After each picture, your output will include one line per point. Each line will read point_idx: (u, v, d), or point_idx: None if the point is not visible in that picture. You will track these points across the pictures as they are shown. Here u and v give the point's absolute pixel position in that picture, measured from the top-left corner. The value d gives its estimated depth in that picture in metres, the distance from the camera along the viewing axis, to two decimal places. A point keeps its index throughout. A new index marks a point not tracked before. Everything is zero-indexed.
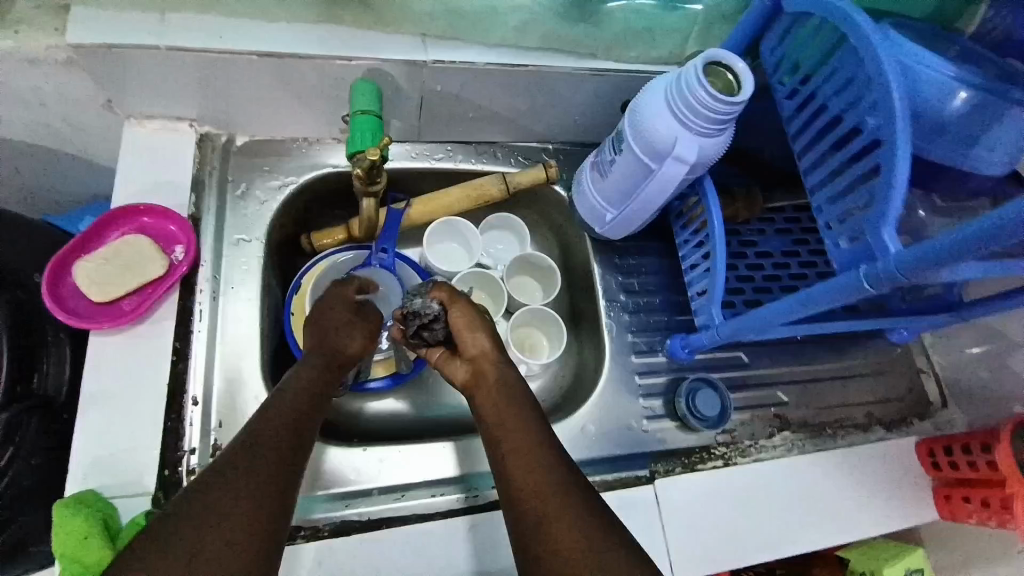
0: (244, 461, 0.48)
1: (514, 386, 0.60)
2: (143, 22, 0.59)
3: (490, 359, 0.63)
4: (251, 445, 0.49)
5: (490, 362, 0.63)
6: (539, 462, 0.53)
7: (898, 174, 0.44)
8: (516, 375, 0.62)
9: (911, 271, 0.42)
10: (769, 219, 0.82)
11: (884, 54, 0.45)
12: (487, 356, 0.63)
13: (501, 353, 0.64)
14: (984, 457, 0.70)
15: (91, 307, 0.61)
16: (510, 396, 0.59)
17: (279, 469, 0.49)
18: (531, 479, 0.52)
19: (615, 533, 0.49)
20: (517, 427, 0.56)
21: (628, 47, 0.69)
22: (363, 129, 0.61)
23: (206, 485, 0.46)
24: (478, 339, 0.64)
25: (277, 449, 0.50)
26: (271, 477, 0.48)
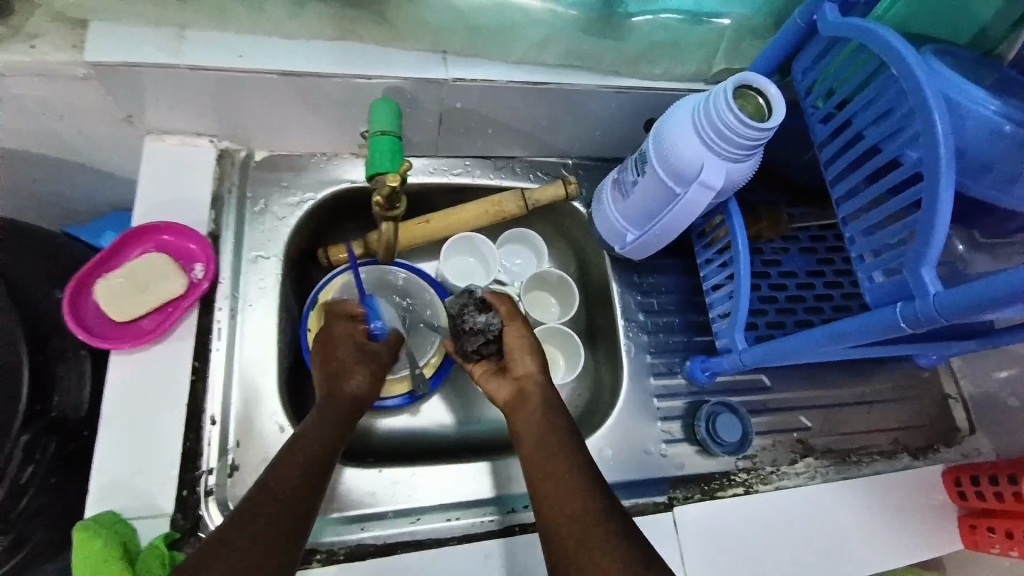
0: (279, 480, 0.51)
1: (557, 407, 0.60)
2: (162, 39, 0.59)
3: (540, 378, 0.63)
4: (285, 457, 0.53)
5: (540, 379, 0.63)
6: (574, 484, 0.53)
7: (941, 211, 0.42)
8: (558, 398, 0.62)
9: (952, 315, 0.41)
10: (793, 237, 0.79)
11: (928, 83, 0.44)
12: (535, 375, 0.63)
13: (547, 376, 0.63)
14: (1010, 489, 0.67)
15: (112, 327, 0.61)
16: (551, 418, 0.59)
17: (294, 503, 0.50)
18: (568, 496, 0.52)
19: (651, 556, 0.48)
20: (560, 446, 0.57)
21: (653, 64, 0.67)
22: (382, 151, 0.59)
23: (241, 518, 0.48)
24: (526, 360, 0.63)
25: (297, 484, 0.51)
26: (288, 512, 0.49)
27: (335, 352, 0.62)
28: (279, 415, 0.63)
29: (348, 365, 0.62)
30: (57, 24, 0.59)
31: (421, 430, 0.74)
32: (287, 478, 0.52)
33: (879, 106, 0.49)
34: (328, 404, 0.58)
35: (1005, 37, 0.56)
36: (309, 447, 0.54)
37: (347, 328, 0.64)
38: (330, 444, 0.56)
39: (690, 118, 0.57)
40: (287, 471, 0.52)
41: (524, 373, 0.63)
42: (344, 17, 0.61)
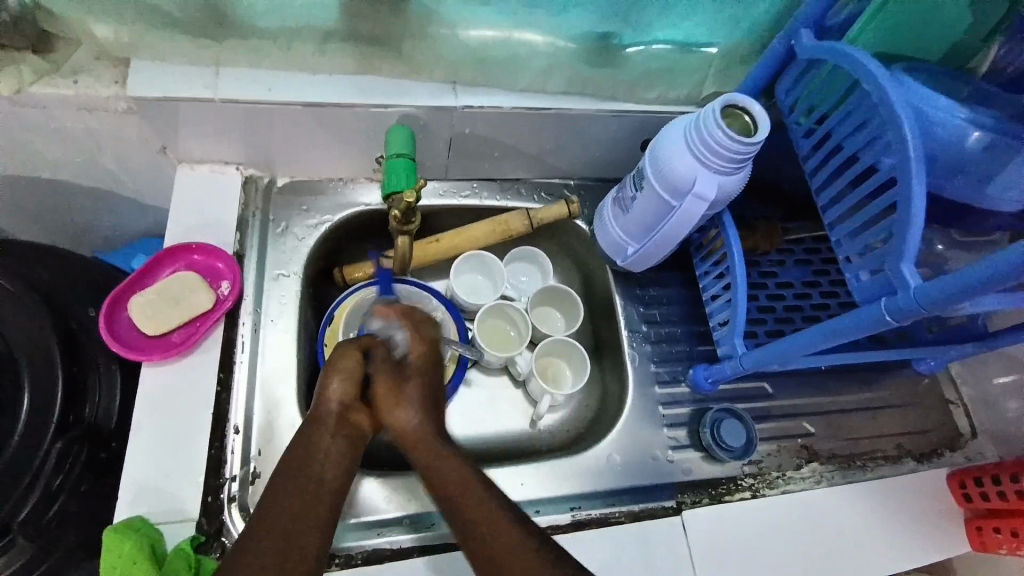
0: (287, 498, 0.50)
1: (447, 455, 0.55)
2: (198, 76, 0.64)
3: (425, 424, 0.57)
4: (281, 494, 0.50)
5: (424, 424, 0.57)
6: (489, 533, 0.49)
7: (915, 211, 0.46)
8: (447, 442, 0.56)
9: (932, 304, 0.44)
10: (789, 249, 0.82)
11: (896, 96, 0.48)
12: (421, 421, 0.57)
13: (427, 420, 0.57)
14: (1013, 487, 0.69)
15: (143, 340, 0.65)
16: (444, 469, 0.54)
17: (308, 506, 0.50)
18: (489, 540, 0.49)
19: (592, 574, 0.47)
20: (464, 493, 0.52)
21: (648, 89, 0.72)
22: (398, 172, 0.64)
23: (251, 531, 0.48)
24: (399, 416, 0.57)
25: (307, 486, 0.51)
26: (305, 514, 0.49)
27: (326, 383, 0.56)
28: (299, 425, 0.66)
29: (344, 396, 0.56)
30: (101, 61, 0.65)
31: None
32: (284, 518, 0.49)
33: (855, 119, 0.53)
34: (326, 442, 0.53)
35: (976, 53, 0.60)
36: (309, 485, 0.51)
37: (341, 353, 0.57)
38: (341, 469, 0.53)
39: (683, 135, 0.62)
40: (283, 506, 0.49)
41: (403, 424, 0.57)
42: (363, 53, 0.67)
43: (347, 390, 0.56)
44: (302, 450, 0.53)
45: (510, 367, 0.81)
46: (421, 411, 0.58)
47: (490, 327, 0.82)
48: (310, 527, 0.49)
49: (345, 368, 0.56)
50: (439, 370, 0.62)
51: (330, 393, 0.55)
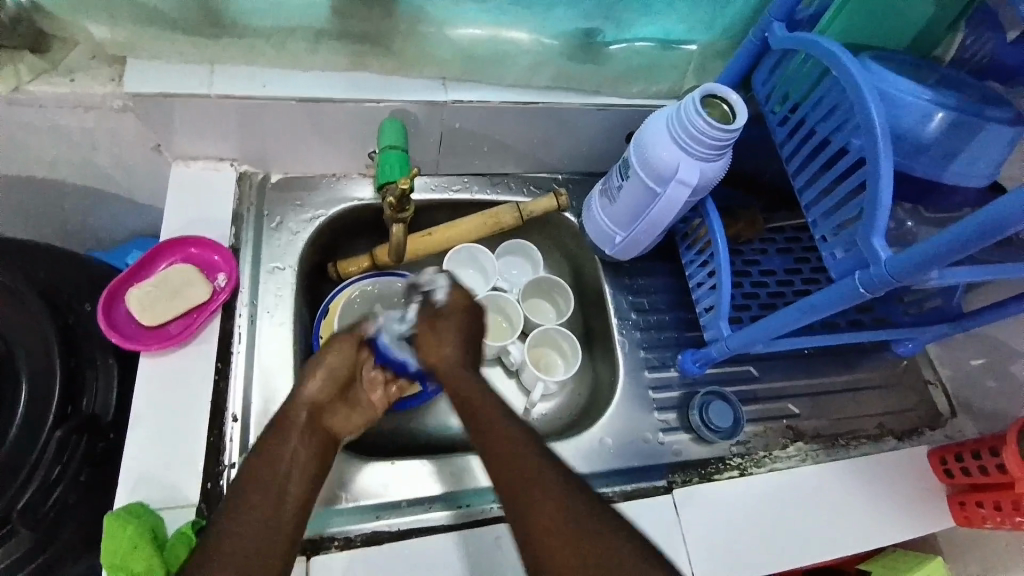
0: (258, 491, 0.52)
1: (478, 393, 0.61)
2: (193, 73, 0.66)
3: (460, 362, 0.63)
4: (252, 489, 0.52)
5: (457, 364, 0.63)
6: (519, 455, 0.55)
7: (883, 188, 0.48)
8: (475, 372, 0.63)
9: (901, 275, 0.47)
10: (771, 238, 0.85)
11: (864, 81, 0.51)
12: (456, 357, 0.63)
13: (459, 353, 0.64)
14: (994, 461, 0.71)
15: (141, 330, 0.66)
16: (479, 396, 0.61)
17: (278, 500, 0.52)
18: (507, 462, 0.55)
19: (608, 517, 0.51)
20: (491, 418, 0.59)
21: (631, 82, 0.75)
22: (391, 163, 0.66)
23: (230, 520, 0.50)
24: (438, 348, 0.63)
25: (277, 477, 0.53)
26: (274, 506, 0.52)
27: (300, 387, 0.59)
28: None
29: (319, 395, 0.59)
30: (97, 60, 0.66)
31: (426, 428, 0.77)
32: (259, 508, 0.51)
33: (826, 104, 0.56)
34: (298, 439, 0.57)
35: (940, 40, 0.65)
36: (282, 479, 0.54)
37: (327, 353, 0.61)
38: (308, 466, 0.56)
39: (665, 125, 0.65)
40: (258, 498, 0.52)
41: (439, 360, 0.63)
42: (355, 50, 0.69)
43: (324, 388, 0.60)
44: (271, 452, 0.55)
45: (503, 357, 0.82)
46: (457, 352, 0.63)
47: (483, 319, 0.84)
48: (285, 508, 0.52)
49: (325, 367, 0.60)
50: (477, 317, 0.66)
51: (304, 396, 0.58)
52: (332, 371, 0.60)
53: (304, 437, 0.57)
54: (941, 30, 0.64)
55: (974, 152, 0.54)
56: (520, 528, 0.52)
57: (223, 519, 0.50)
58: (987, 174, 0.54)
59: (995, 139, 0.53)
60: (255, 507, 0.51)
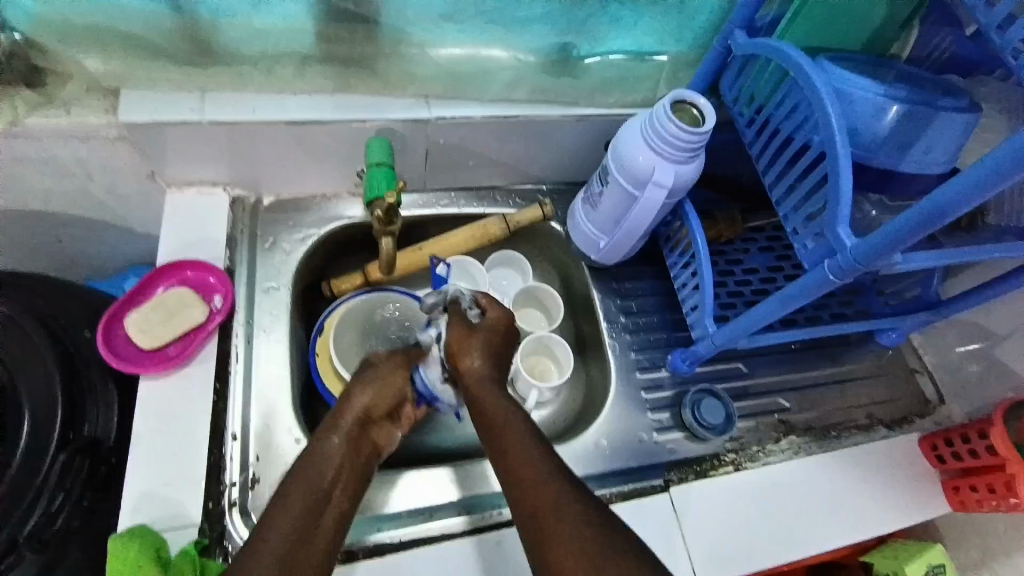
0: (289, 503, 0.51)
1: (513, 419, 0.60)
2: (184, 100, 0.69)
3: (488, 372, 0.64)
4: (296, 484, 0.53)
5: (484, 374, 0.64)
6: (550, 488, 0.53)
7: (843, 180, 0.51)
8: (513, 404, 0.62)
9: (866, 259, 0.49)
10: (752, 238, 0.88)
11: (819, 80, 0.54)
12: (484, 366, 0.64)
13: (492, 371, 0.64)
14: (982, 444, 0.72)
15: (139, 352, 0.67)
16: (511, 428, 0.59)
17: (308, 515, 0.51)
18: (522, 472, 0.55)
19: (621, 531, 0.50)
20: (512, 429, 0.59)
21: (606, 94, 0.78)
22: (378, 178, 0.69)
23: (253, 538, 0.49)
24: (473, 359, 0.64)
25: (310, 490, 0.53)
26: (303, 518, 0.51)
27: (354, 395, 0.61)
28: (294, 429, 0.68)
29: (372, 406, 0.62)
30: (92, 92, 0.69)
31: (428, 442, 0.79)
32: (298, 515, 0.51)
33: (788, 104, 0.59)
34: (342, 449, 0.57)
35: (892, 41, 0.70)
36: (322, 488, 0.54)
37: (385, 369, 0.64)
38: (342, 486, 0.55)
39: (640, 131, 0.68)
40: (296, 503, 0.51)
41: (469, 368, 0.64)
42: (339, 73, 0.72)
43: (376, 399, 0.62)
44: (317, 461, 0.55)
45: None
46: (486, 358, 0.65)
47: None
48: (323, 518, 0.52)
49: (380, 381, 0.63)
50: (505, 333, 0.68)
51: (357, 404, 0.61)
52: (391, 385, 0.64)
53: (347, 444, 0.58)
54: (894, 30, 0.69)
55: (932, 141, 0.56)
56: (538, 533, 0.51)
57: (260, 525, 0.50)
58: (945, 161, 0.57)
59: (950, 126, 0.56)
60: (295, 515, 0.51)
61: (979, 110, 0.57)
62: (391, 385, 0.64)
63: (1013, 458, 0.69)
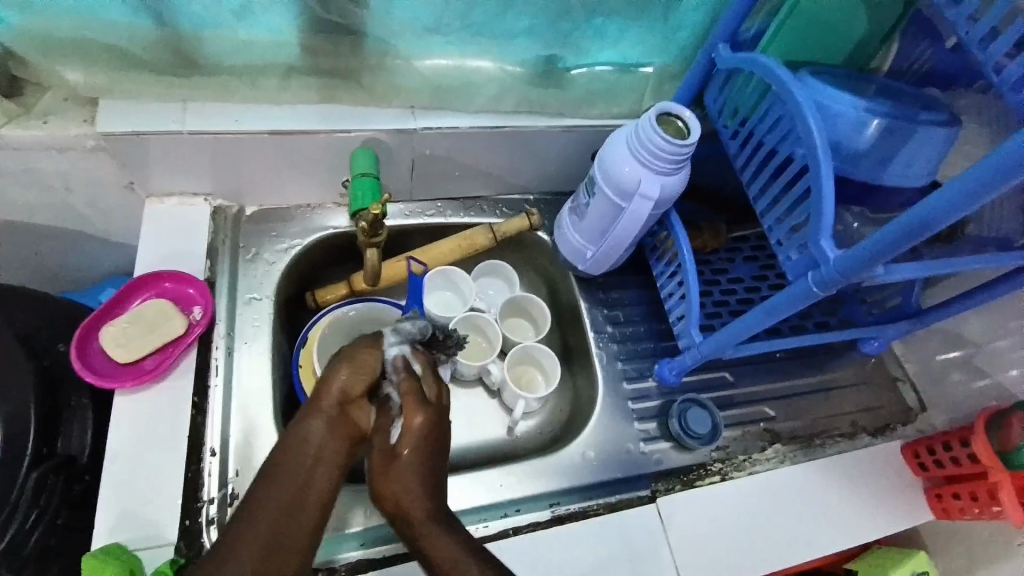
0: (267, 499, 0.51)
1: (460, 539, 0.53)
2: (165, 111, 0.68)
3: (419, 498, 0.54)
4: (274, 479, 0.52)
5: (418, 491, 0.54)
6: None
7: (826, 193, 0.52)
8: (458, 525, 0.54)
9: (849, 271, 0.50)
10: (737, 248, 0.88)
11: (801, 94, 0.55)
12: (418, 486, 0.55)
13: (431, 498, 0.55)
14: (965, 452, 0.73)
15: (115, 366, 0.66)
16: (457, 548, 0.52)
17: (284, 514, 0.50)
18: None
19: None
20: (426, 526, 0.53)
21: (592, 105, 0.78)
22: (363, 189, 0.68)
23: (224, 542, 0.49)
24: (405, 470, 0.55)
25: (287, 490, 0.51)
26: (278, 519, 0.50)
27: (332, 376, 0.57)
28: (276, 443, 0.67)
29: (350, 388, 0.57)
30: (71, 103, 0.68)
31: None
32: (276, 512, 0.50)
33: (771, 117, 0.60)
34: (321, 432, 0.55)
35: (874, 55, 0.72)
36: (303, 476, 0.52)
37: (360, 351, 0.59)
38: (325, 477, 0.53)
39: (625, 143, 0.68)
40: (276, 493, 0.51)
41: (392, 495, 0.54)
42: (324, 84, 0.71)
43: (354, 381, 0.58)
44: (298, 444, 0.54)
45: (484, 377, 0.83)
46: (419, 472, 0.55)
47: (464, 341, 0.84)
48: (301, 514, 0.51)
49: (356, 360, 0.58)
50: (440, 436, 0.58)
51: (335, 386, 0.57)
52: (366, 366, 0.59)
53: (326, 427, 0.55)
54: (875, 44, 0.70)
55: (912, 155, 0.57)
56: None
57: (241, 517, 0.50)
58: (924, 174, 0.58)
59: (929, 140, 0.57)
60: (274, 506, 0.50)
61: (957, 124, 0.58)
62: (364, 364, 0.59)
63: (996, 466, 0.69)
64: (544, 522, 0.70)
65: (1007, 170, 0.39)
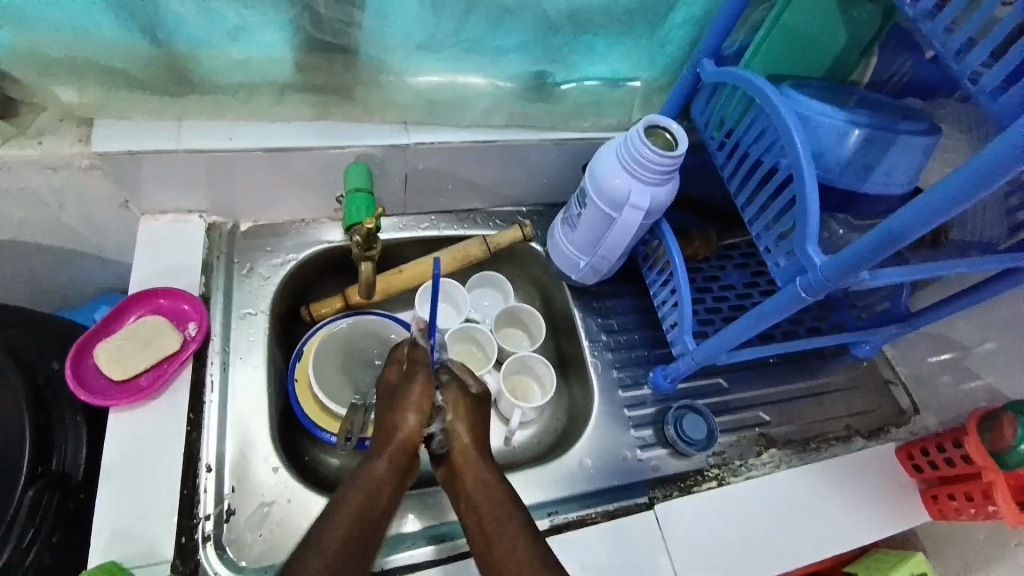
0: (337, 518, 0.55)
1: (493, 486, 0.60)
2: (161, 129, 0.68)
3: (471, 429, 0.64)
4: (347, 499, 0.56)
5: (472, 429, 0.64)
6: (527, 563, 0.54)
7: (810, 202, 0.53)
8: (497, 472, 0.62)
9: (836, 276, 0.51)
10: (728, 255, 0.90)
11: (783, 106, 0.57)
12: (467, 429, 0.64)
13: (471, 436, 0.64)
14: (958, 452, 0.74)
15: (108, 384, 0.65)
16: (491, 494, 0.59)
17: (358, 526, 0.55)
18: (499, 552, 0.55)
19: None
20: (468, 455, 0.63)
21: (582, 117, 0.80)
22: (357, 205, 0.69)
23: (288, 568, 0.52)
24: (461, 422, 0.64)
25: (360, 509, 0.56)
26: (352, 532, 0.54)
27: (401, 417, 0.62)
28: (272, 458, 0.67)
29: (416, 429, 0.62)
30: (66, 122, 0.68)
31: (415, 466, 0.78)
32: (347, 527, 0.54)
33: (756, 128, 0.62)
34: (388, 472, 0.59)
35: (855, 64, 0.73)
36: (374, 507, 0.56)
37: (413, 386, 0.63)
38: (387, 507, 0.58)
39: (615, 155, 0.69)
40: (347, 518, 0.55)
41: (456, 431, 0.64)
42: (317, 101, 0.72)
43: (420, 425, 0.62)
44: (366, 483, 0.58)
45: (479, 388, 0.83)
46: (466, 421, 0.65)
47: (457, 350, 0.84)
48: (369, 533, 0.55)
49: (417, 402, 0.62)
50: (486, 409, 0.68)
51: (403, 426, 0.61)
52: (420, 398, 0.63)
53: (392, 467, 0.60)
54: (855, 57, 0.72)
55: (893, 162, 0.59)
56: None
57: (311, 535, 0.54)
58: (905, 180, 0.60)
59: (910, 148, 0.59)
60: (347, 528, 0.54)
61: (937, 133, 0.60)
62: (412, 394, 0.63)
63: (991, 467, 0.70)
64: (543, 530, 0.69)
65: (998, 168, 0.40)
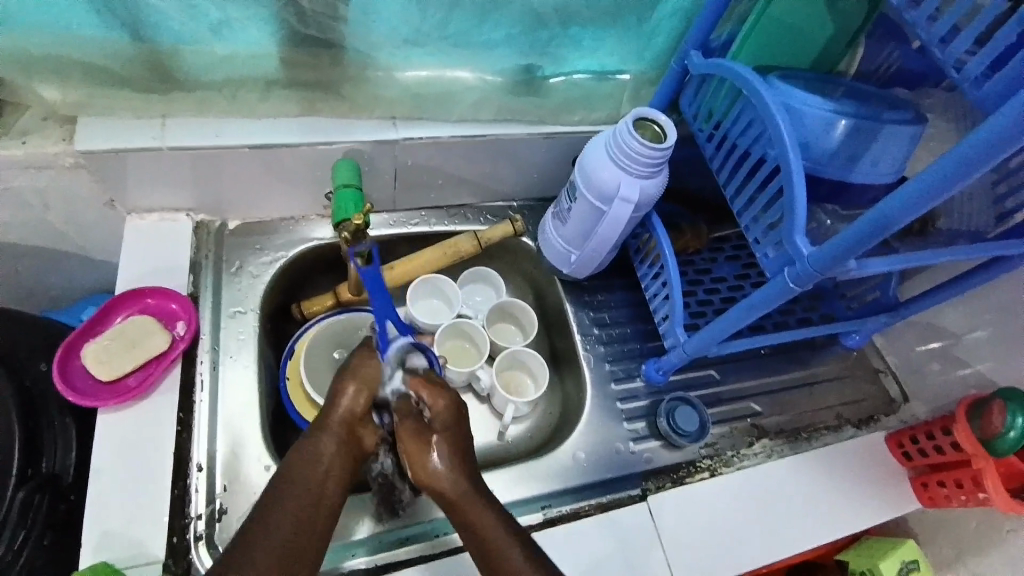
0: (280, 502, 0.52)
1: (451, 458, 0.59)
2: (146, 127, 0.68)
3: (426, 404, 0.61)
4: (288, 482, 0.53)
5: (423, 403, 0.61)
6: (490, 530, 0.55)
7: (797, 193, 0.53)
8: (452, 443, 0.60)
9: (824, 266, 0.51)
10: (719, 248, 0.90)
11: (770, 97, 0.57)
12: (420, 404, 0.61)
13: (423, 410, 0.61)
14: (948, 440, 0.74)
15: (96, 385, 0.65)
16: (451, 465, 0.58)
17: (304, 509, 0.52)
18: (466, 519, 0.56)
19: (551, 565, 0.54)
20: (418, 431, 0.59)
21: (571, 111, 0.80)
22: (345, 201, 0.68)
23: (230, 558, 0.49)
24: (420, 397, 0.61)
25: (304, 493, 0.53)
26: (298, 516, 0.52)
27: (343, 397, 0.59)
28: (264, 457, 0.66)
29: (358, 407, 0.59)
30: (49, 121, 0.68)
31: None
32: (292, 511, 0.52)
33: (743, 119, 0.62)
34: (335, 449, 0.56)
35: (843, 54, 0.73)
36: (316, 489, 0.53)
37: (357, 365, 0.60)
38: (332, 486, 0.54)
39: (604, 148, 0.69)
40: (289, 502, 0.52)
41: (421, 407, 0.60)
42: (303, 97, 0.72)
43: (363, 400, 0.59)
44: (309, 464, 0.55)
45: (474, 384, 0.82)
46: (423, 398, 0.61)
47: (450, 346, 0.84)
48: (317, 517, 0.53)
49: (362, 377, 0.60)
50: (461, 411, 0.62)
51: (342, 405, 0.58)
52: (365, 378, 0.60)
53: (337, 447, 0.56)
54: (843, 46, 0.72)
55: (879, 152, 0.59)
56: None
57: (254, 518, 0.51)
58: (892, 170, 0.60)
59: (896, 137, 0.59)
60: (291, 512, 0.52)
61: (922, 122, 0.60)
62: (358, 374, 0.60)
63: (980, 454, 0.70)
64: (536, 524, 0.70)
65: (981, 155, 0.40)
